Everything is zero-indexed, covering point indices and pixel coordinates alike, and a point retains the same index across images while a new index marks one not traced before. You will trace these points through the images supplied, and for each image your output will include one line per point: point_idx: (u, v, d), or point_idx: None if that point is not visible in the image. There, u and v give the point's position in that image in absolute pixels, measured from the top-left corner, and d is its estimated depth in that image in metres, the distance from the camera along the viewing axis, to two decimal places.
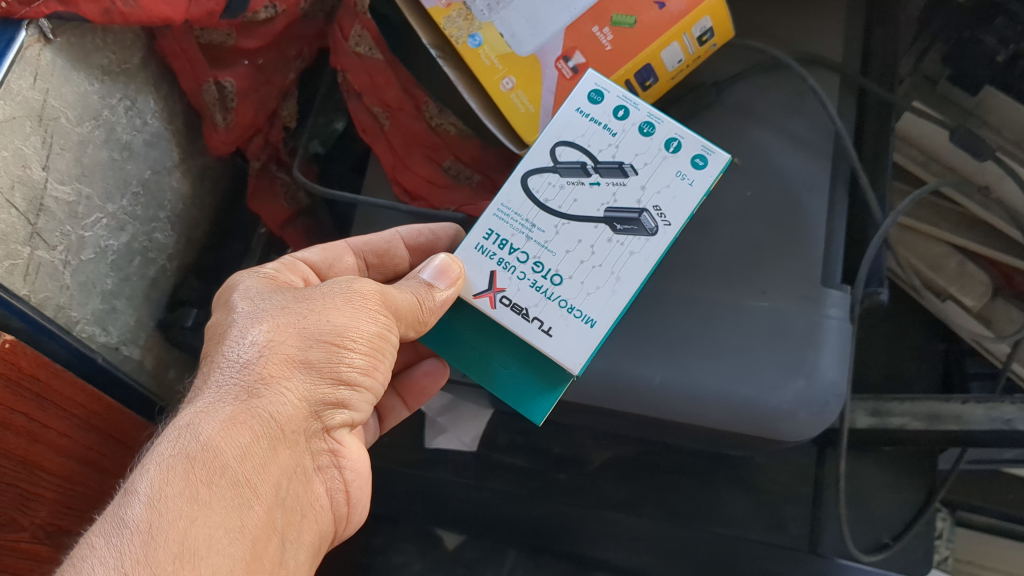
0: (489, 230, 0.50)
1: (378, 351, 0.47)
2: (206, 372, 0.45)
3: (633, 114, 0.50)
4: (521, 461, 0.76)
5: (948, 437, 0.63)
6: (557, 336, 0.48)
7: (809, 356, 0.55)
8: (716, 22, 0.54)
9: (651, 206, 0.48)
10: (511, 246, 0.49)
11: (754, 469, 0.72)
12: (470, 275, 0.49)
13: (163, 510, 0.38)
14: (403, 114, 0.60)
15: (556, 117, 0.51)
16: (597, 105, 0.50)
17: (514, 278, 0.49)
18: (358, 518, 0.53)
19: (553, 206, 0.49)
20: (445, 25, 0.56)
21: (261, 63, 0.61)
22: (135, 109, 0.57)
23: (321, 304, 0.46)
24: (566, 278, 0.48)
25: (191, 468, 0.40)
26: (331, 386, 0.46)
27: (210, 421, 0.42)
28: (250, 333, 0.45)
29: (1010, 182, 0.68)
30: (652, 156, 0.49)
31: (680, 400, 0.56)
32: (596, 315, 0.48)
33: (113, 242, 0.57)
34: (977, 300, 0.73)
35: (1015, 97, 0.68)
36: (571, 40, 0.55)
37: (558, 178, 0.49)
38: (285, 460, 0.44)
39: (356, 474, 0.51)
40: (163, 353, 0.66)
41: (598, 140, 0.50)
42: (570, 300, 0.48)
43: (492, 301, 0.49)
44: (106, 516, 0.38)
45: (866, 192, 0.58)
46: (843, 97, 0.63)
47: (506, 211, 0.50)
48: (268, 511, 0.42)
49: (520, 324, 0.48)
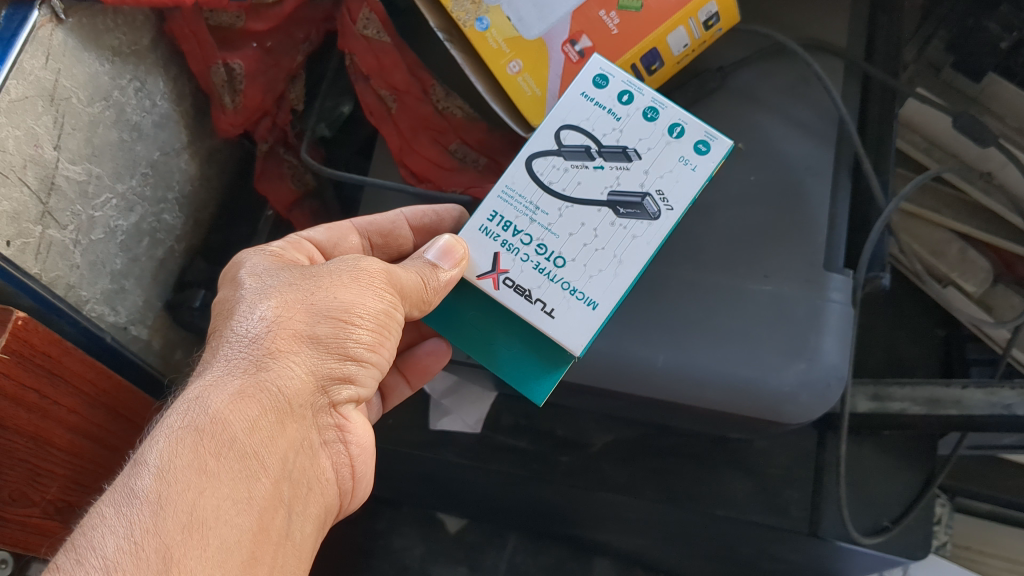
0: (493, 211, 0.50)
1: (384, 328, 0.48)
2: (214, 346, 0.45)
3: (637, 99, 0.50)
4: (525, 442, 0.74)
5: (947, 422, 0.64)
6: (559, 319, 0.49)
7: (811, 340, 0.56)
8: (722, 8, 0.55)
9: (654, 190, 0.49)
10: (515, 228, 0.50)
11: (755, 453, 0.71)
12: (474, 256, 0.50)
13: (172, 480, 0.38)
14: (410, 97, 0.60)
15: (561, 100, 0.51)
16: (601, 89, 0.51)
17: (518, 260, 0.49)
18: (362, 493, 0.54)
19: (557, 188, 0.50)
20: (452, 8, 0.55)
21: (268, 45, 0.61)
22: (144, 91, 0.58)
23: (327, 281, 0.47)
24: (568, 261, 0.49)
25: (200, 440, 0.40)
26: (338, 361, 0.47)
27: (218, 393, 0.42)
28: (258, 309, 0.45)
29: (1012, 169, 0.68)
30: (656, 141, 0.49)
31: (683, 381, 0.56)
32: (598, 297, 0.49)
33: (122, 222, 0.58)
34: (977, 286, 0.73)
35: (1017, 85, 0.69)
36: (578, 24, 0.55)
37: (563, 161, 0.50)
38: (292, 434, 0.44)
39: (361, 449, 0.51)
40: (170, 334, 0.67)
41: (602, 124, 0.50)
42: (573, 283, 0.49)
43: (495, 282, 0.50)
44: (116, 486, 0.38)
45: (869, 177, 0.58)
46: (848, 83, 0.63)
47: (510, 193, 0.50)
48: (275, 483, 0.42)
49: (522, 306, 0.49)
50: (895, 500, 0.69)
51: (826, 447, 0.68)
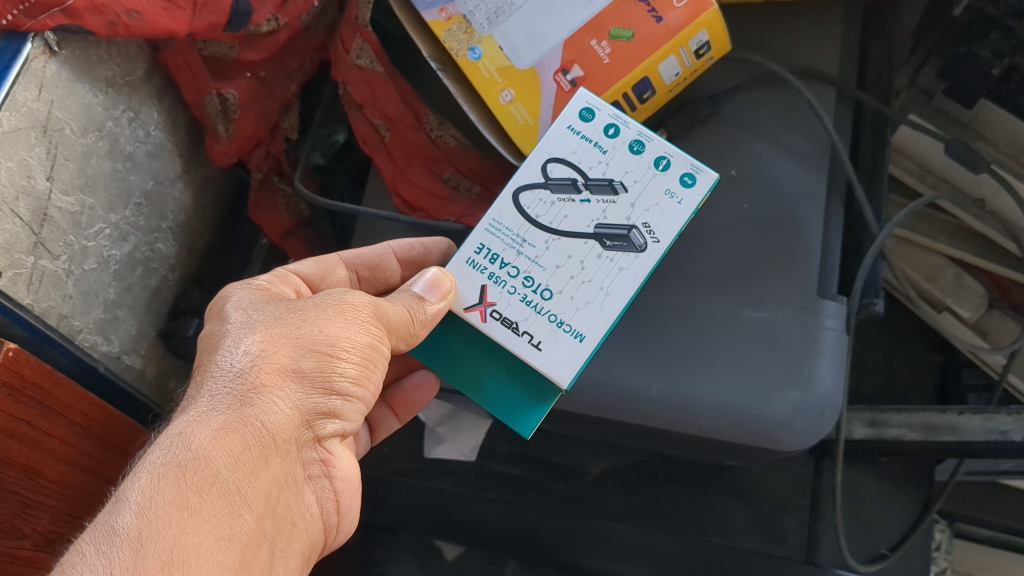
0: (480, 244, 0.50)
1: (370, 362, 0.48)
2: (199, 381, 0.45)
3: (623, 132, 0.50)
4: (520, 470, 0.75)
5: (945, 448, 0.64)
6: (546, 350, 0.49)
7: (805, 367, 0.56)
8: (713, 36, 0.55)
9: (640, 223, 0.49)
10: (502, 261, 0.50)
11: (751, 480, 0.72)
12: (461, 288, 0.50)
13: (153, 518, 0.38)
14: (404, 126, 0.60)
15: (548, 133, 0.51)
16: (588, 123, 0.51)
17: (505, 292, 0.49)
18: (348, 528, 0.54)
19: (544, 221, 0.50)
20: (445, 38, 0.56)
21: (262, 75, 0.62)
22: (138, 121, 0.58)
23: (313, 315, 0.47)
24: (555, 293, 0.49)
25: (183, 476, 0.40)
26: (323, 396, 0.47)
27: (201, 429, 0.42)
28: (243, 344, 0.45)
29: (1006, 196, 0.68)
30: (642, 174, 0.50)
31: (677, 409, 0.56)
32: (585, 329, 0.49)
33: (115, 252, 0.58)
34: (972, 312, 0.73)
35: (1010, 111, 0.69)
36: (570, 53, 0.55)
37: (550, 194, 0.50)
38: (276, 469, 0.44)
39: (346, 484, 0.51)
40: (164, 363, 0.67)
41: (589, 157, 0.50)
42: (559, 315, 0.49)
43: (482, 315, 0.49)
44: (97, 524, 0.38)
45: (862, 205, 0.58)
46: (840, 110, 0.63)
47: (497, 226, 0.50)
48: (257, 520, 0.42)
49: (509, 337, 0.49)
50: (892, 527, 0.69)
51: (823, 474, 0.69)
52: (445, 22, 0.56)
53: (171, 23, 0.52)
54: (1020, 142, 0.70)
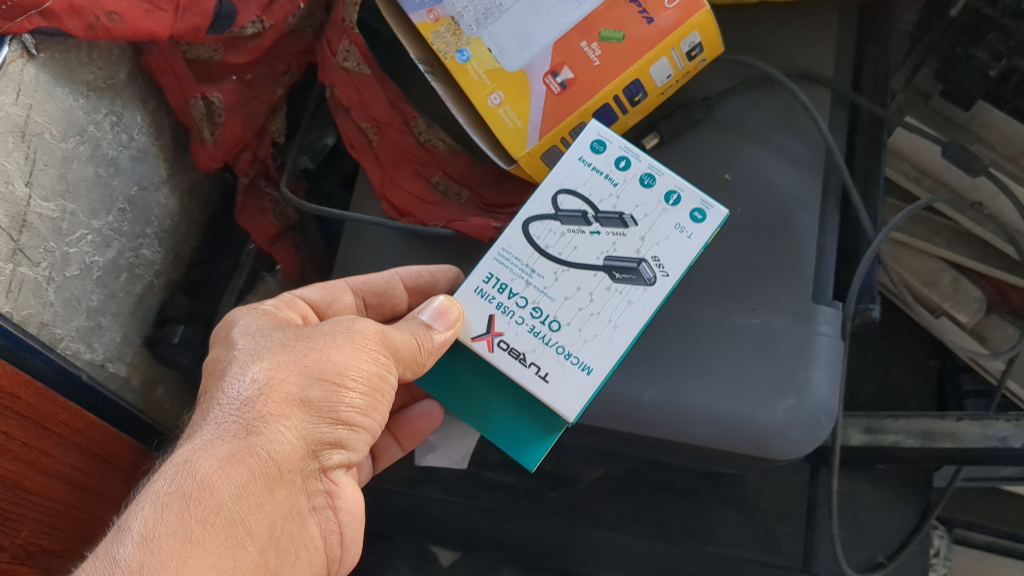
0: (489, 273, 0.50)
1: (376, 391, 0.47)
2: (205, 408, 0.44)
3: (634, 165, 0.50)
4: (514, 478, 0.71)
5: (943, 455, 0.65)
6: (553, 381, 0.47)
7: (800, 374, 0.55)
8: (704, 38, 0.54)
9: (650, 256, 0.48)
10: (510, 291, 0.49)
11: (746, 488, 0.69)
12: (469, 318, 0.49)
13: (155, 550, 0.37)
14: (392, 130, 0.59)
15: (558, 164, 0.50)
16: (599, 155, 0.50)
17: (513, 322, 0.48)
18: (352, 558, 0.53)
19: (553, 252, 0.49)
20: (433, 40, 0.56)
21: (249, 78, 0.61)
22: (121, 124, 0.57)
23: (322, 342, 0.46)
24: (563, 324, 0.48)
25: (186, 507, 0.39)
26: (330, 425, 0.46)
27: (207, 458, 0.41)
28: (250, 371, 0.44)
29: (1004, 199, 0.67)
30: (653, 208, 0.49)
31: (672, 417, 0.55)
32: (593, 362, 0.48)
33: (98, 258, 0.57)
34: (971, 317, 0.72)
35: (1008, 113, 0.68)
36: (560, 55, 0.54)
37: (559, 226, 0.49)
38: (280, 500, 0.43)
39: (351, 515, 0.50)
40: (151, 371, 0.66)
41: (600, 189, 0.49)
42: (568, 346, 0.48)
43: (490, 345, 0.48)
44: (98, 553, 0.37)
45: (858, 208, 0.58)
46: (835, 112, 0.62)
47: (506, 256, 0.50)
48: (259, 552, 0.41)
49: (514, 368, 0.48)
50: (889, 533, 0.68)
51: (819, 481, 0.67)
52: (433, 24, 0.56)
53: (153, 26, 0.51)
54: (1016, 144, 0.69)
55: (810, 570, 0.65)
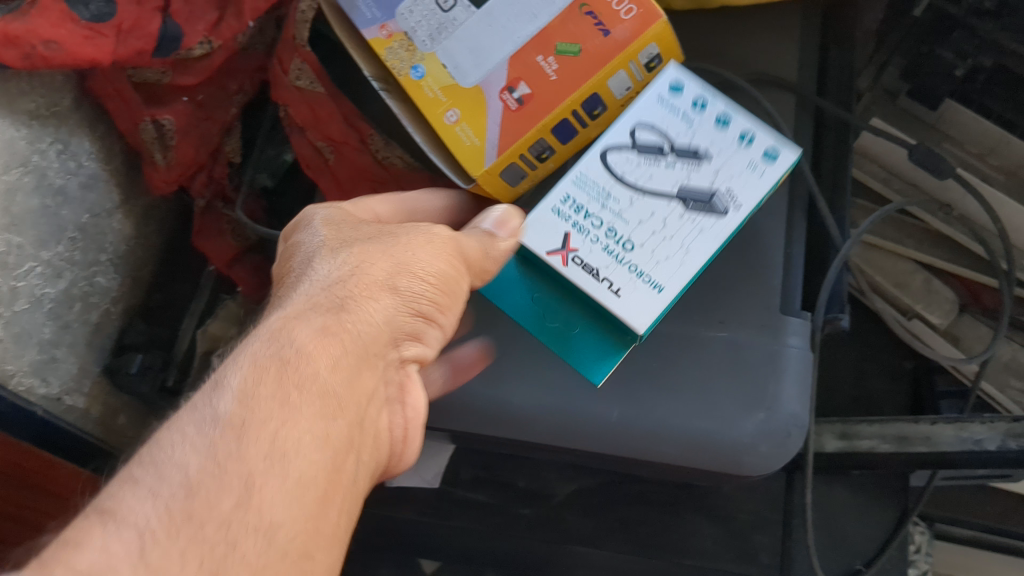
0: (566, 195, 0.48)
1: (451, 289, 0.44)
2: (289, 287, 0.41)
3: (709, 107, 0.49)
4: (485, 496, 0.70)
5: (917, 459, 0.64)
6: (624, 297, 0.46)
7: (769, 387, 0.54)
8: (663, 49, 0.53)
9: (723, 188, 0.47)
10: (586, 212, 0.48)
11: (721, 498, 0.68)
12: (540, 235, 0.48)
13: (253, 407, 0.33)
14: (348, 148, 0.58)
15: (634, 103, 0.49)
16: (678, 95, 0.49)
17: (588, 240, 0.47)
18: (412, 458, 0.46)
19: (629, 179, 0.48)
20: (387, 56, 0.54)
21: (200, 99, 0.59)
22: (67, 152, 0.55)
23: (407, 238, 0.43)
24: (636, 245, 0.47)
25: (284, 372, 0.35)
26: (413, 316, 0.42)
27: (302, 327, 0.37)
28: (337, 257, 0.42)
29: (972, 199, 0.68)
30: (726, 146, 0.48)
31: (641, 436, 0.54)
32: (664, 281, 0.46)
33: (49, 290, 0.55)
34: (943, 317, 0.72)
35: (975, 110, 0.69)
36: (516, 70, 0.53)
37: (636, 157, 0.48)
38: (370, 384, 0.38)
39: (417, 412, 0.44)
40: (111, 399, 0.64)
41: (675, 126, 0.49)
42: (640, 266, 0.46)
43: (563, 260, 0.47)
44: (190, 406, 0.33)
45: (825, 216, 0.57)
46: (800, 117, 0.61)
47: (583, 180, 0.48)
48: (348, 428, 0.36)
49: (588, 284, 0.47)
50: (866, 540, 0.67)
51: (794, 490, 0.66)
52: (386, 40, 0.54)
53: (94, 53, 0.49)
54: (985, 141, 0.69)
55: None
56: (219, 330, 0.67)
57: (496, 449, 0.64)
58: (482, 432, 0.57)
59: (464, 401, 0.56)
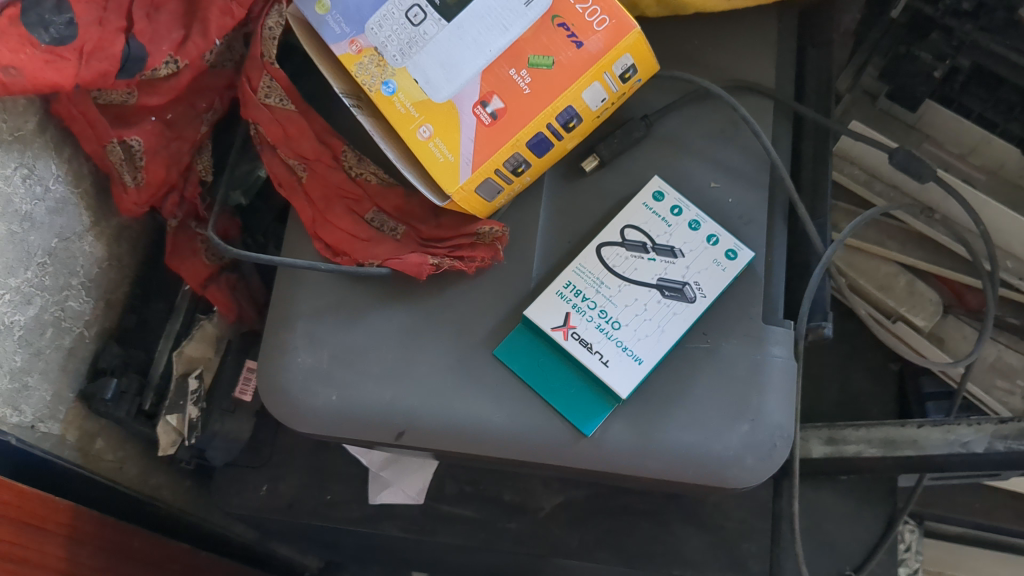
0: (568, 281, 0.55)
1: None
2: None
3: (684, 213, 0.56)
4: (472, 510, 0.68)
5: (905, 464, 0.64)
6: (612, 368, 0.53)
7: (752, 399, 0.53)
8: (637, 58, 0.52)
9: (693, 280, 0.54)
10: (584, 296, 0.55)
11: (709, 507, 0.67)
12: (547, 312, 0.54)
13: None
14: (321, 165, 0.57)
15: (623, 207, 0.57)
16: (659, 202, 0.57)
17: (584, 319, 0.54)
18: None
19: (619, 271, 0.55)
20: (357, 72, 0.53)
21: (169, 118, 0.58)
22: (33, 177, 0.54)
23: None
24: (623, 324, 0.54)
25: None
26: None
27: None
28: None
29: (954, 202, 0.68)
30: (696, 246, 0.56)
31: (626, 453, 0.53)
32: (644, 354, 0.53)
33: (18, 318, 0.54)
34: (927, 320, 0.71)
35: (955, 110, 0.68)
36: (488, 84, 0.52)
37: (625, 251, 0.56)
38: None
39: None
40: (88, 425, 0.63)
41: (657, 227, 0.56)
42: (625, 340, 0.53)
43: (564, 335, 0.54)
44: None
45: (805, 222, 0.57)
46: (778, 123, 0.61)
47: (582, 270, 0.55)
48: None
49: (582, 355, 0.53)
50: (856, 546, 0.67)
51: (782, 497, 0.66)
52: (356, 56, 0.53)
53: (56, 77, 0.48)
54: (965, 142, 0.69)
55: None
56: (196, 351, 0.66)
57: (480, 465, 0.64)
58: (460, 450, 0.55)
59: (443, 420, 0.54)
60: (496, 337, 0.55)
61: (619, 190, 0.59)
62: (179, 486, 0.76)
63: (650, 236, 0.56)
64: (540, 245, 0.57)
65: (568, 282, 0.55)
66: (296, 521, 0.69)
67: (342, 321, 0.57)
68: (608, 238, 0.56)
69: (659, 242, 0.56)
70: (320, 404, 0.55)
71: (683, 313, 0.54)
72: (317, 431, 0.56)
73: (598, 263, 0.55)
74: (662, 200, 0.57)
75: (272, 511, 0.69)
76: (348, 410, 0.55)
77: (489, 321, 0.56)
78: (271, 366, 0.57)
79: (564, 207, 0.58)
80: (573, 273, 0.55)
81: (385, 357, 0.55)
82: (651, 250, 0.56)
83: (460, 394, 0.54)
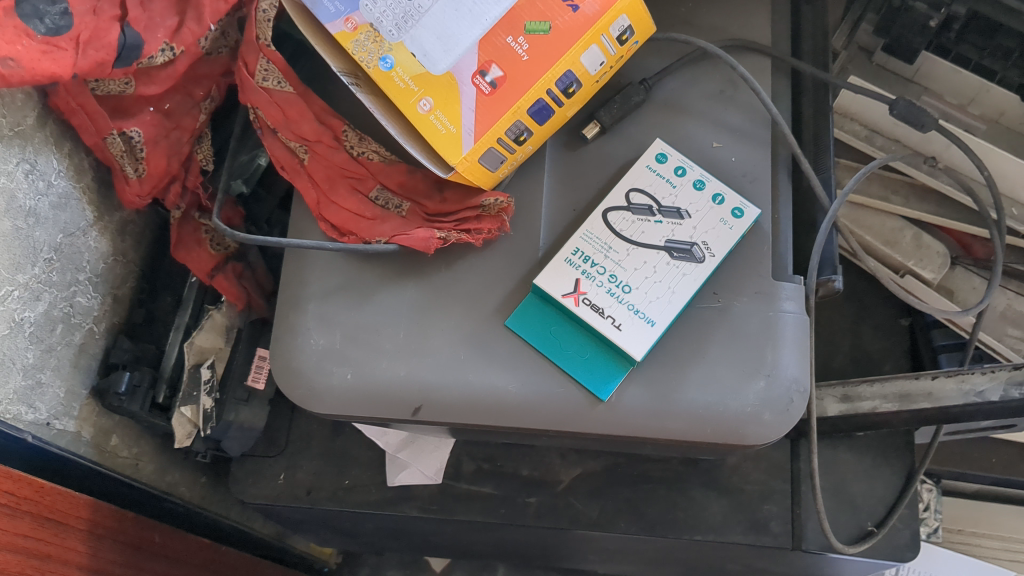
0: (576, 248, 0.55)
1: None
2: None
3: (689, 173, 0.56)
4: (491, 487, 0.68)
5: (923, 417, 0.63)
6: (625, 332, 0.52)
7: (767, 354, 0.53)
8: (633, 19, 0.51)
9: (701, 240, 0.54)
10: (593, 262, 0.54)
11: (728, 470, 0.66)
12: (557, 279, 0.54)
13: None
14: (322, 146, 0.57)
15: (628, 170, 0.57)
16: (663, 164, 0.57)
17: (595, 284, 0.54)
18: None
19: (627, 235, 0.55)
20: (354, 49, 0.53)
21: (167, 108, 0.58)
22: (36, 172, 0.54)
23: None
24: (634, 288, 0.53)
25: None
26: None
27: None
28: None
29: (957, 150, 0.68)
30: (702, 206, 0.55)
31: (645, 416, 0.53)
32: (656, 315, 0.53)
33: (28, 313, 0.54)
34: (936, 272, 0.72)
35: (953, 61, 0.68)
36: (485, 53, 0.51)
37: (632, 215, 0.55)
38: None
39: None
40: (101, 421, 0.63)
41: (662, 190, 0.56)
42: (636, 304, 0.53)
43: (576, 301, 0.53)
44: None
45: (809, 176, 0.57)
46: (774, 81, 0.61)
47: (590, 236, 0.55)
48: None
49: (594, 320, 0.53)
50: (876, 500, 0.66)
51: (800, 456, 0.66)
52: (352, 33, 0.53)
53: (52, 67, 0.48)
54: (964, 92, 0.69)
55: (801, 547, 0.63)
56: (206, 342, 0.66)
57: (496, 439, 0.63)
58: (477, 423, 0.55)
59: (458, 394, 0.54)
60: (507, 307, 0.55)
61: (621, 155, 0.59)
62: (196, 483, 0.75)
63: (656, 199, 0.56)
64: (546, 213, 0.57)
65: (576, 248, 0.55)
66: (314, 507, 0.69)
67: (353, 301, 0.57)
68: (614, 203, 0.56)
69: (665, 204, 0.56)
70: (335, 383, 0.55)
71: (692, 274, 0.53)
72: (333, 412, 0.56)
73: (606, 228, 0.55)
74: (665, 161, 0.57)
75: (290, 499, 0.69)
76: (362, 389, 0.55)
77: (498, 292, 0.56)
78: (283, 349, 0.56)
79: (567, 175, 0.58)
80: (580, 240, 0.55)
81: (397, 334, 0.55)
82: (658, 213, 0.55)
83: (473, 366, 0.54)
